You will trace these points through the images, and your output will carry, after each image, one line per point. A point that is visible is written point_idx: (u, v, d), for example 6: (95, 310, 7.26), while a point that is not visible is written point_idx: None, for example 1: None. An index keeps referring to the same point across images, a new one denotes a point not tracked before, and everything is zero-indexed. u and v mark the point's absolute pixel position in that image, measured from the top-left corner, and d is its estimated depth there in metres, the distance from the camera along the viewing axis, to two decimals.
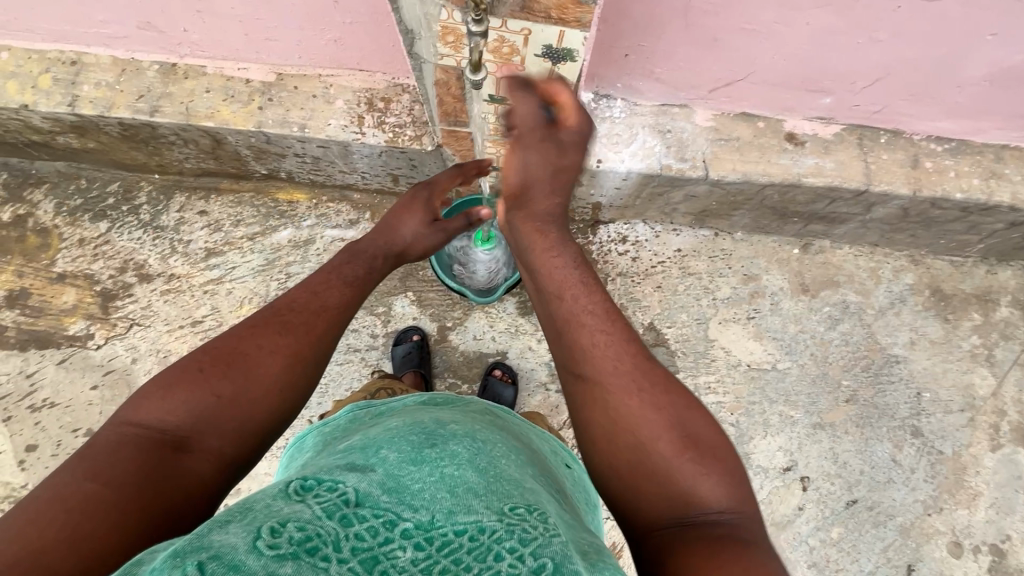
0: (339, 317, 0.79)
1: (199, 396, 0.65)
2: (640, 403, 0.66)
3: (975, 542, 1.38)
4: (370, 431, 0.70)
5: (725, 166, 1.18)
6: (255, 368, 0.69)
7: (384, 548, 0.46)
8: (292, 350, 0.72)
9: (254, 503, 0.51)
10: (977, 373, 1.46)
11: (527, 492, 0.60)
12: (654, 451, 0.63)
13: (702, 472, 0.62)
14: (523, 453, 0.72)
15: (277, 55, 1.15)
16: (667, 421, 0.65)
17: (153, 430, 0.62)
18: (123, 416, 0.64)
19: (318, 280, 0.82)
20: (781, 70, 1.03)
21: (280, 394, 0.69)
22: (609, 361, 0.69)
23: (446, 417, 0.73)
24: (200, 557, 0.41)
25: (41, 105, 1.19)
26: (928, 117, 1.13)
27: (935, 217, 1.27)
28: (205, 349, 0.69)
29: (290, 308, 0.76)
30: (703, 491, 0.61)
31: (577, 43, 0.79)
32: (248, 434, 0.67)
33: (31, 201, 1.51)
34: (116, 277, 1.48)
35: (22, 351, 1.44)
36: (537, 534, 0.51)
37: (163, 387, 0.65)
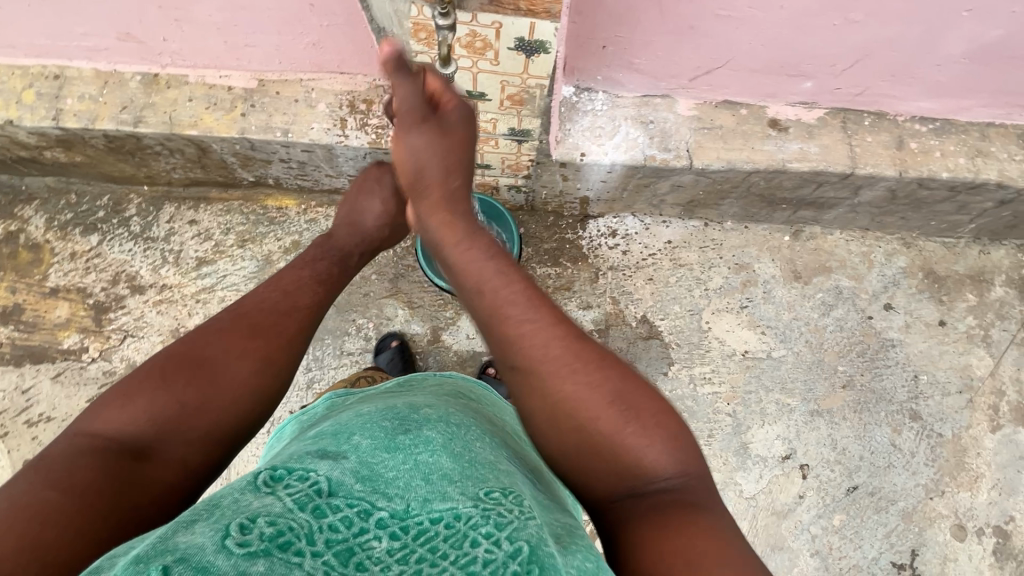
0: (306, 318, 0.83)
1: (164, 402, 0.67)
2: (587, 390, 0.64)
3: (979, 525, 1.38)
4: (340, 418, 0.72)
5: (709, 155, 1.17)
6: (220, 373, 0.71)
7: (359, 538, 0.48)
8: (261, 352, 0.75)
9: (221, 498, 0.51)
10: (974, 354, 1.44)
11: (502, 476, 0.62)
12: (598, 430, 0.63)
13: (647, 445, 0.63)
14: (496, 436, 0.75)
15: (258, 62, 1.15)
16: (604, 399, 0.64)
17: (114, 440, 0.64)
18: (80, 429, 0.65)
19: (287, 282, 0.86)
20: (759, 55, 1.03)
21: (245, 399, 0.72)
22: (539, 349, 0.65)
23: (419, 402, 0.75)
24: (164, 562, 0.41)
25: (25, 120, 1.19)
26: (911, 97, 1.12)
27: (923, 198, 1.26)
28: (166, 358, 0.72)
29: (256, 312, 0.79)
30: (648, 463, 0.63)
31: (549, 34, 0.77)
32: (214, 439, 0.69)
33: (22, 217, 1.52)
34: (108, 289, 1.48)
35: (17, 366, 1.44)
36: (513, 518, 0.53)
37: (124, 395, 0.67)
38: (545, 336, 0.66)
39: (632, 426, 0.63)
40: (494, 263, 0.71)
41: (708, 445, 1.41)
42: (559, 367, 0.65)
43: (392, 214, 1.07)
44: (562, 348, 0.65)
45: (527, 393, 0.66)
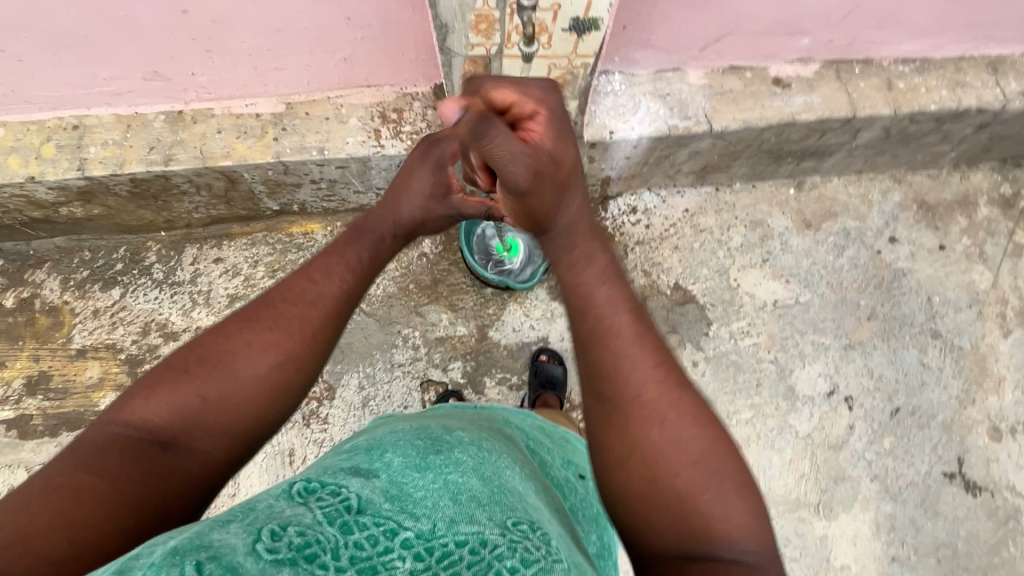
0: (329, 310, 0.79)
1: (186, 395, 0.68)
2: (677, 439, 0.67)
3: (1011, 424, 1.49)
4: (376, 434, 0.77)
5: (725, 117, 1.25)
6: (241, 368, 0.71)
7: (383, 556, 0.48)
8: (283, 350, 0.74)
9: (257, 503, 0.55)
10: (975, 270, 1.57)
11: (523, 505, 0.62)
12: (676, 484, 0.65)
13: (724, 507, 0.64)
14: (526, 468, 0.76)
15: (286, 85, 1.16)
16: (691, 454, 0.66)
17: (141, 428, 0.66)
18: (111, 417, 0.67)
19: (317, 267, 0.82)
20: (763, 18, 1.12)
21: (265, 392, 0.72)
22: (633, 387, 0.69)
23: (453, 425, 0.79)
24: (199, 557, 0.43)
25: (48, 174, 1.16)
26: (893, 42, 1.24)
27: (913, 132, 1.38)
28: (192, 350, 0.72)
29: (280, 301, 0.77)
30: (725, 526, 0.64)
31: (603, 10, 0.83)
32: (237, 432, 0.70)
33: (34, 282, 1.46)
34: (139, 341, 1.43)
35: (53, 436, 1.37)
36: (539, 556, 0.52)
37: (151, 386, 0.69)
38: (646, 379, 0.70)
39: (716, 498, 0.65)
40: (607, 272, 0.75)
41: (759, 393, 1.48)
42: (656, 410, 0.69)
43: (429, 199, 1.00)
44: (660, 390, 0.69)
45: (624, 437, 0.68)
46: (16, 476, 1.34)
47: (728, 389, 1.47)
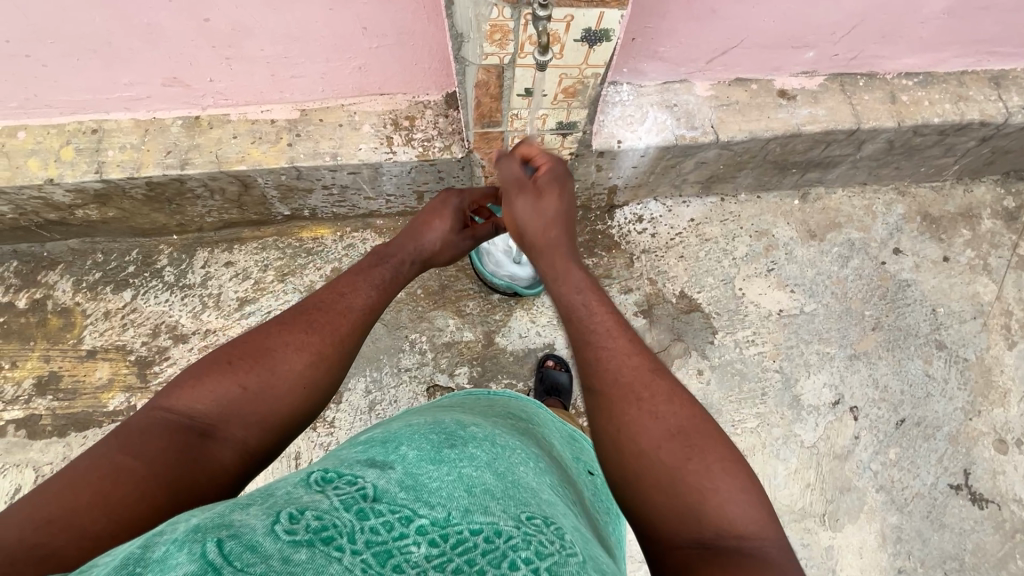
0: (362, 319, 0.83)
1: (224, 388, 0.70)
2: (720, 514, 0.61)
3: (1016, 436, 1.49)
4: (392, 427, 0.78)
5: (731, 128, 1.27)
6: (279, 363, 0.73)
7: (398, 542, 0.49)
8: (319, 348, 0.76)
9: (276, 490, 0.56)
10: (979, 282, 1.58)
11: (537, 501, 0.63)
12: (664, 463, 0.65)
13: (720, 490, 0.63)
14: (540, 460, 0.77)
15: (301, 92, 1.19)
16: (673, 432, 0.67)
17: (182, 416, 0.67)
18: (156, 403, 0.69)
19: (346, 282, 0.87)
20: (770, 32, 1.14)
21: (300, 387, 0.73)
22: (613, 373, 0.73)
23: (468, 420, 0.80)
24: (219, 535, 0.44)
25: (66, 177, 1.19)
26: (896, 56, 1.26)
27: (916, 145, 1.40)
28: (232, 346, 0.74)
29: (316, 309, 0.80)
30: (722, 508, 0.62)
31: (614, 22, 0.85)
32: (271, 426, 0.71)
33: (47, 283, 1.48)
34: (149, 343, 1.45)
35: (62, 436, 1.38)
36: (553, 549, 0.52)
37: (193, 377, 0.70)
38: (669, 447, 0.66)
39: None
40: (591, 300, 0.82)
41: (764, 402, 1.48)
42: (684, 478, 0.64)
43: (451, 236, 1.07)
44: (637, 375, 0.72)
45: (661, 515, 0.63)
46: (24, 475, 1.35)
47: (733, 398, 1.48)
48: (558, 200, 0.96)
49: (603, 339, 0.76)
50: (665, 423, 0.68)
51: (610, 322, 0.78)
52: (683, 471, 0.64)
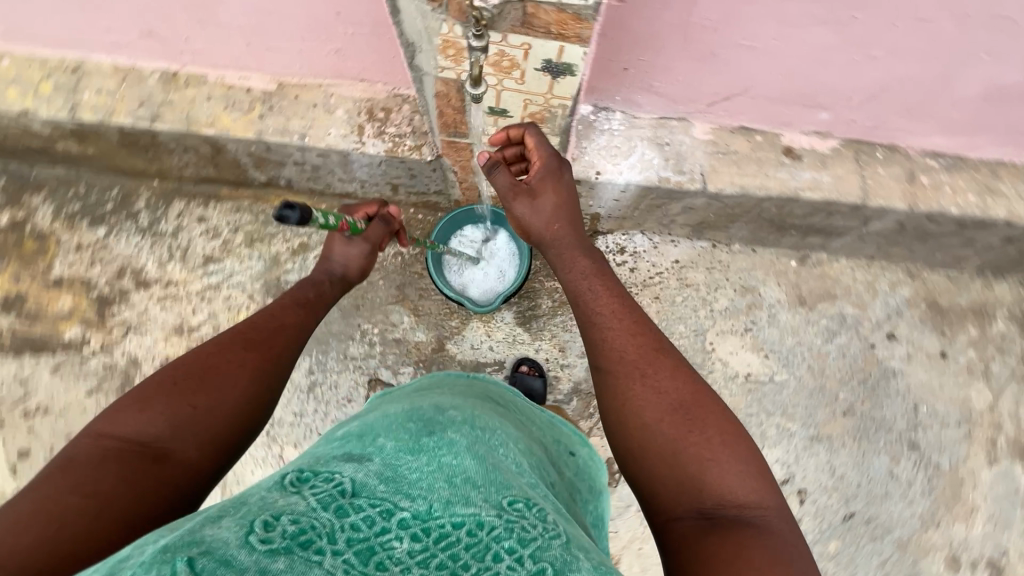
0: (292, 339, 0.86)
1: (175, 409, 0.69)
2: (718, 484, 0.64)
3: (972, 557, 1.38)
4: (368, 418, 0.71)
5: (722, 179, 1.18)
6: (226, 381, 0.73)
7: (381, 538, 0.45)
8: (253, 364, 0.77)
9: (248, 497, 0.50)
10: (973, 387, 1.45)
11: (521, 483, 0.58)
12: (659, 439, 0.69)
13: (719, 465, 0.66)
14: (523, 442, 0.71)
15: (278, 65, 1.15)
16: (667, 408, 0.71)
17: (132, 442, 0.65)
18: (94, 431, 0.66)
19: (275, 310, 0.89)
20: (779, 86, 1.03)
21: (246, 403, 0.74)
22: (618, 353, 0.77)
23: (445, 403, 0.72)
24: (189, 554, 0.39)
25: (41, 111, 1.20)
26: (923, 133, 1.13)
27: (930, 231, 1.27)
28: (176, 368, 0.73)
29: (250, 330, 0.82)
30: (721, 482, 0.65)
31: (577, 57, 0.77)
32: (225, 439, 0.71)
33: (29, 206, 1.51)
34: (113, 283, 1.47)
35: (17, 357, 1.43)
36: (537, 534, 0.48)
37: (138, 401, 0.68)
38: (677, 423, 0.69)
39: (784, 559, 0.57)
40: (599, 286, 0.85)
41: None
42: (689, 450, 0.67)
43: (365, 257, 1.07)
44: (636, 352, 0.76)
45: (669, 488, 0.66)
46: None
47: None
48: (559, 195, 0.93)
49: (616, 322, 0.80)
50: (669, 401, 0.71)
51: (613, 300, 0.83)
52: (688, 446, 0.67)
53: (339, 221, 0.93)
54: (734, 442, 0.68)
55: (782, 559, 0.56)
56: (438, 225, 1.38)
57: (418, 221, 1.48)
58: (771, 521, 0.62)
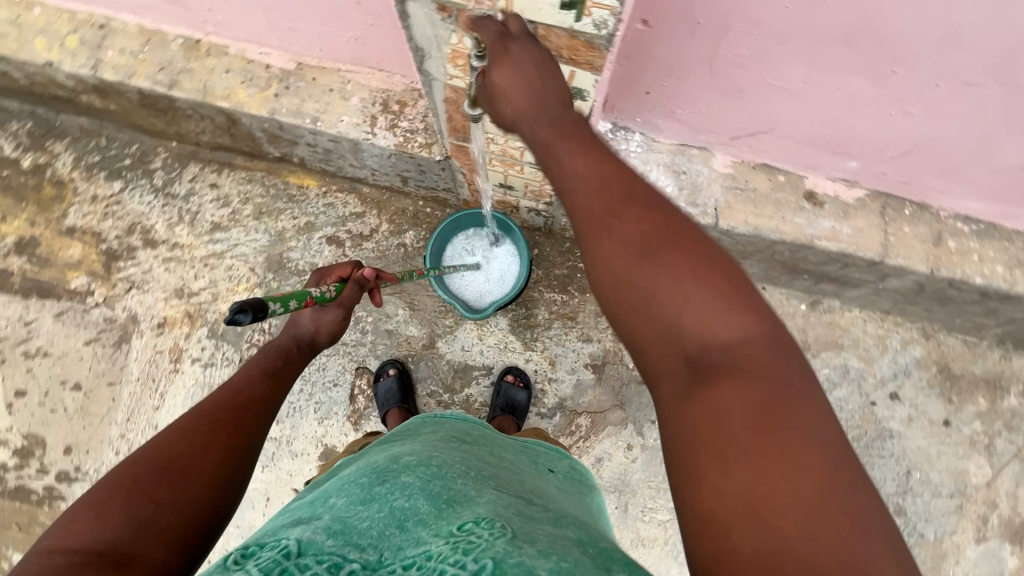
0: (264, 413, 0.71)
1: (137, 503, 0.51)
2: (704, 329, 0.49)
3: None
4: (326, 484, 0.68)
5: (736, 217, 1.13)
6: (191, 469, 0.57)
7: None
8: (227, 446, 0.62)
9: None
10: (973, 461, 1.39)
11: (478, 501, 0.55)
12: (631, 295, 0.52)
13: (702, 310, 0.49)
14: (491, 469, 0.66)
15: (298, 45, 1.13)
16: (635, 257, 0.52)
17: (89, 552, 0.46)
18: (39, 550, 0.46)
19: (231, 383, 0.74)
20: (807, 129, 0.98)
21: (217, 491, 0.58)
22: (579, 202, 0.57)
23: (403, 451, 0.69)
24: None
25: (64, 64, 1.20)
26: (957, 194, 1.07)
27: (951, 296, 1.21)
28: (130, 463, 0.55)
29: (212, 408, 0.66)
30: (708, 329, 0.49)
31: (589, 83, 0.78)
32: (195, 538, 0.54)
33: (51, 152, 1.54)
34: (122, 238, 1.50)
35: (24, 298, 1.47)
36: (480, 541, 0.45)
37: (90, 504, 0.50)
38: (642, 269, 0.51)
39: (804, 409, 0.44)
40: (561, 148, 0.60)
41: None
42: (658, 294, 0.50)
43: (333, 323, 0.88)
44: (591, 190, 0.56)
45: (644, 351, 0.51)
46: None
47: (653, 484, 1.37)
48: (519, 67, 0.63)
49: (574, 160, 0.59)
50: (628, 241, 0.53)
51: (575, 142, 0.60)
52: (658, 293, 0.50)
53: (303, 300, 0.76)
54: (706, 253, 0.52)
55: (798, 429, 0.43)
56: (428, 248, 1.36)
57: (426, 215, 1.47)
58: (772, 342, 0.48)
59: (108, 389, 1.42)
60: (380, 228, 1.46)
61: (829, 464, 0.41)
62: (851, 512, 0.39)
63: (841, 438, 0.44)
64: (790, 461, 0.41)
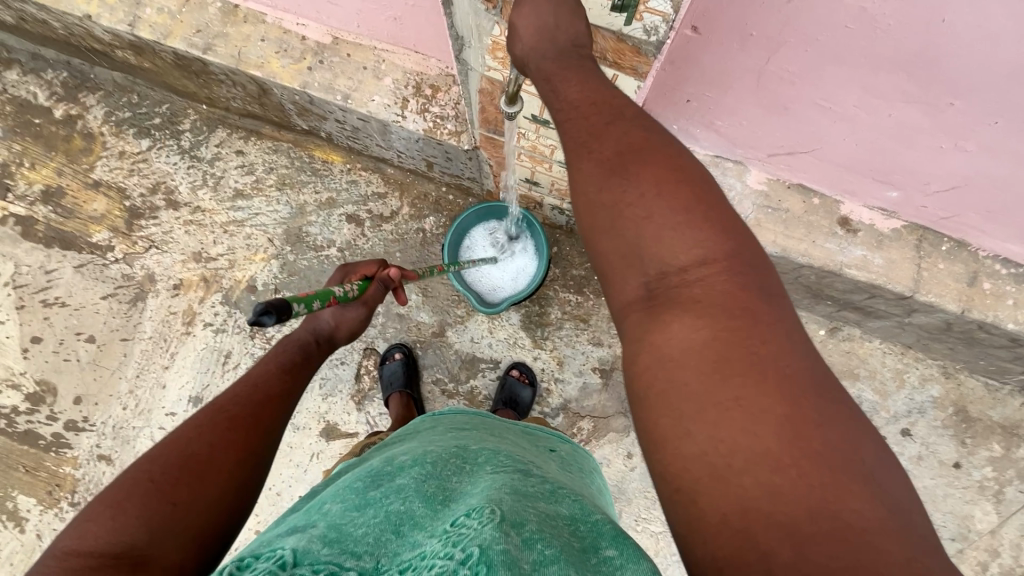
0: (281, 409, 0.74)
1: (153, 505, 0.56)
2: (672, 251, 0.53)
3: None
4: (321, 491, 0.66)
5: (765, 236, 1.10)
6: (207, 471, 0.61)
7: None
8: (243, 446, 0.66)
9: None
10: (980, 506, 1.36)
11: (472, 492, 0.53)
12: (612, 216, 0.55)
13: (673, 234, 0.53)
14: (485, 449, 0.66)
15: (336, 19, 1.11)
16: (618, 185, 0.55)
17: (106, 554, 0.51)
18: (63, 549, 0.51)
19: (252, 375, 0.77)
20: (851, 154, 0.94)
21: (231, 493, 0.62)
22: (574, 129, 0.60)
23: (398, 453, 0.68)
24: None
25: (103, 19, 1.20)
26: (999, 237, 1.03)
27: (979, 338, 1.17)
28: (150, 462, 0.60)
29: (232, 404, 0.70)
30: (676, 253, 0.53)
31: (630, 89, 0.75)
32: (207, 539, 0.58)
33: (84, 104, 1.54)
34: (146, 197, 1.50)
35: (47, 247, 1.49)
36: (471, 530, 0.44)
37: (111, 504, 0.55)
38: (621, 193, 0.55)
39: (757, 323, 0.49)
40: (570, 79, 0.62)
41: None
42: (630, 213, 0.54)
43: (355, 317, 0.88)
44: (587, 119, 0.59)
45: (614, 274, 0.56)
46: (5, 266, 1.48)
47: (649, 495, 1.36)
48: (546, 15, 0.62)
49: (568, 89, 0.61)
50: (604, 159, 0.57)
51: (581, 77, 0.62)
52: (627, 212, 0.54)
53: (327, 300, 0.78)
54: (678, 172, 0.55)
55: (750, 357, 0.47)
56: (444, 247, 1.35)
57: (448, 203, 1.46)
58: (735, 255, 0.53)
59: (120, 345, 1.44)
60: (401, 211, 1.45)
61: (775, 391, 0.45)
62: (793, 419, 0.44)
63: (796, 350, 0.48)
64: (745, 410, 0.44)
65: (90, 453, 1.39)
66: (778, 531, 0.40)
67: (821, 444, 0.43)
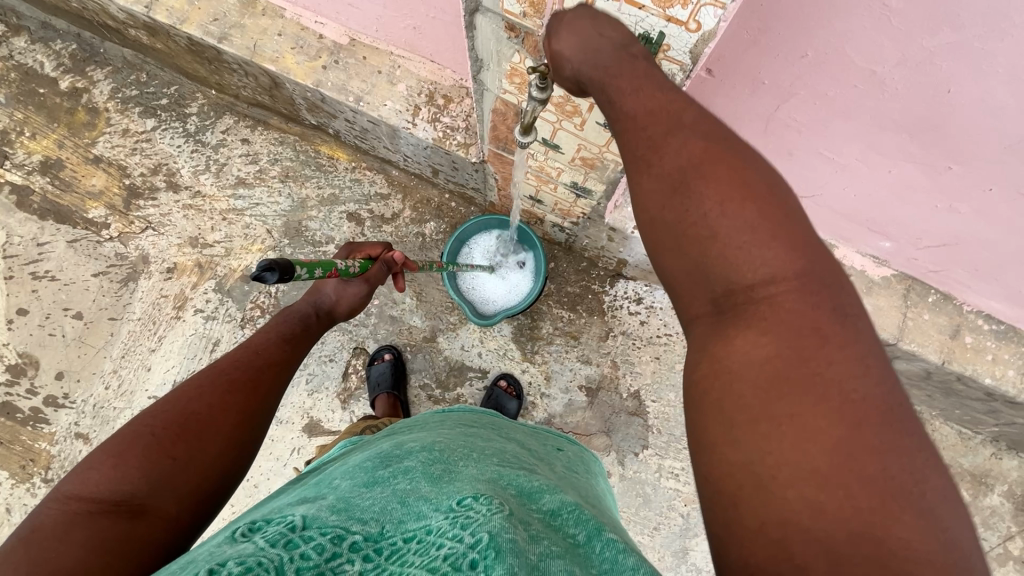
0: (280, 376, 0.75)
1: (153, 457, 0.57)
2: (743, 262, 0.46)
3: None
4: (335, 465, 0.65)
5: None
6: (206, 429, 0.62)
7: (331, 565, 0.39)
8: (243, 407, 0.66)
9: (195, 557, 0.41)
10: None
11: (484, 479, 0.52)
12: (677, 226, 0.49)
13: (744, 243, 0.46)
14: (500, 454, 0.64)
15: (356, 21, 1.12)
16: (679, 196, 0.49)
17: (107, 502, 0.52)
18: (68, 492, 0.53)
19: (254, 342, 0.78)
20: (849, 204, 0.96)
21: (229, 450, 0.63)
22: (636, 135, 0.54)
23: (408, 440, 0.67)
24: None
25: None
26: (983, 293, 1.05)
27: (957, 388, 1.20)
28: (153, 416, 0.60)
29: (233, 366, 0.71)
30: (746, 265, 0.46)
31: None
32: (205, 494, 0.59)
33: (91, 78, 1.53)
34: (146, 176, 1.50)
35: (41, 219, 1.48)
36: (480, 513, 0.43)
37: (113, 454, 0.56)
38: (684, 203, 0.49)
39: (835, 348, 0.43)
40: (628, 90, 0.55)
41: (651, 536, 1.37)
42: (694, 228, 0.48)
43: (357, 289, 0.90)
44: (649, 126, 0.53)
45: (678, 286, 0.50)
46: None
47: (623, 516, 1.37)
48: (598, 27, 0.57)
49: (625, 99, 0.55)
50: (665, 174, 0.51)
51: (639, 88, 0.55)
52: (689, 228, 0.48)
53: (328, 270, 0.78)
54: (745, 176, 0.48)
55: (827, 382, 0.41)
56: (447, 244, 1.35)
57: (450, 210, 1.47)
58: (808, 273, 0.46)
59: (108, 324, 1.43)
60: (402, 214, 1.46)
61: (851, 422, 0.39)
62: (864, 449, 0.38)
63: (872, 377, 0.41)
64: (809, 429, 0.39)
65: (68, 430, 1.38)
66: (815, 552, 0.36)
67: (881, 475, 0.37)
